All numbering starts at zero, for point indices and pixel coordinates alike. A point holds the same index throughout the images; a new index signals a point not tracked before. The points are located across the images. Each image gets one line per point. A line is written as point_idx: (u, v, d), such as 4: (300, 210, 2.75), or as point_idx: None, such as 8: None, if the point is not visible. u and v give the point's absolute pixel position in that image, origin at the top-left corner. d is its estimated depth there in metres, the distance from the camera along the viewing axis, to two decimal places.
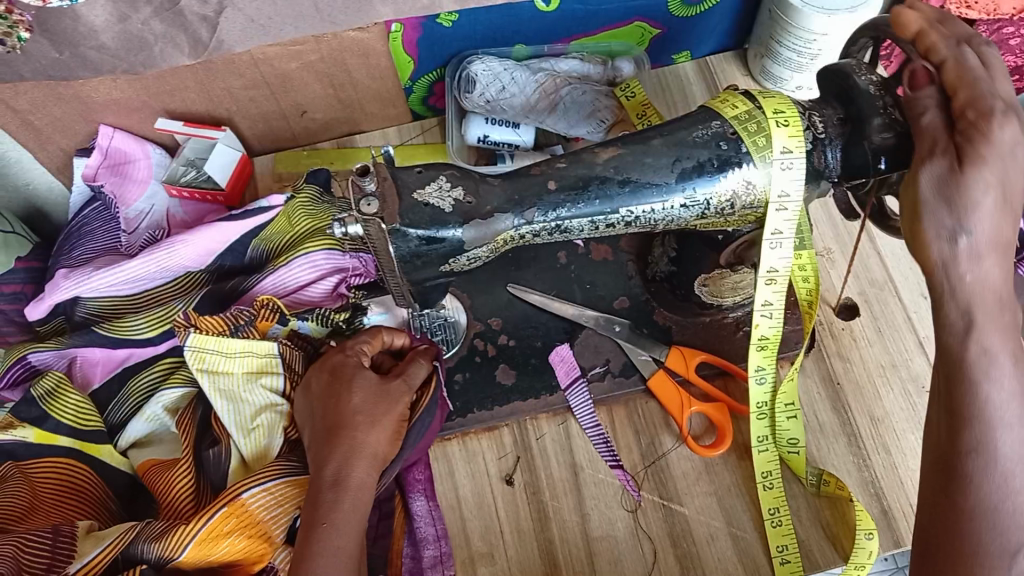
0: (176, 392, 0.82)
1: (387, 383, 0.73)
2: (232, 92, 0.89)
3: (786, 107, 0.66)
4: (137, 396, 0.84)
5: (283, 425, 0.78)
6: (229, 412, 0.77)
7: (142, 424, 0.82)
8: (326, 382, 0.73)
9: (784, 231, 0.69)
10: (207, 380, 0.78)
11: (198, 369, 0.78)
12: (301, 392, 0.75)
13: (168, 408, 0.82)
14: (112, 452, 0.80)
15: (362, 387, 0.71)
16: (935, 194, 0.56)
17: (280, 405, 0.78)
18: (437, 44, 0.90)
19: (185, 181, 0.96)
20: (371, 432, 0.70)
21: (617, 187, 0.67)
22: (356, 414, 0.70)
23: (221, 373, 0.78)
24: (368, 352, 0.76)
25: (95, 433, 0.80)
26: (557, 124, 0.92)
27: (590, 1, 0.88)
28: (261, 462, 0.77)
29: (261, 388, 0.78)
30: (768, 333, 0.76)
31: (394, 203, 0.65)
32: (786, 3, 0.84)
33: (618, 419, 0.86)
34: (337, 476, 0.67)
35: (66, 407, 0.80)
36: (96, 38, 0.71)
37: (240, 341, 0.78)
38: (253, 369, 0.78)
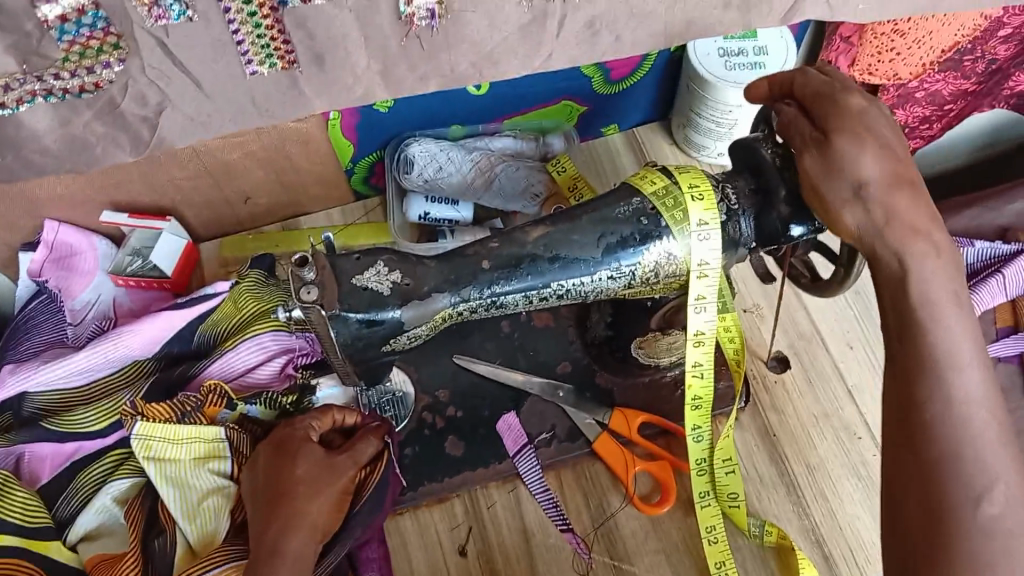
0: (125, 482, 0.83)
1: (334, 457, 0.74)
2: (175, 182, 0.92)
3: (700, 182, 0.71)
4: (87, 488, 0.84)
5: (230, 508, 0.78)
6: (176, 499, 0.78)
7: (91, 516, 0.82)
8: (271, 454, 0.74)
9: (707, 296, 0.73)
10: (153, 467, 0.79)
11: (144, 458, 0.79)
12: (247, 468, 0.75)
13: (118, 498, 0.83)
14: (61, 548, 0.80)
15: (306, 459, 0.73)
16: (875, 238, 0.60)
17: (227, 488, 0.79)
18: (375, 128, 0.94)
19: (132, 270, 0.98)
20: (312, 502, 0.70)
21: (547, 262, 0.71)
22: (299, 484, 0.71)
23: (168, 459, 0.80)
24: (316, 428, 0.76)
25: (40, 530, 0.79)
26: (494, 200, 0.96)
27: (517, 84, 0.93)
28: (208, 547, 0.77)
29: (208, 473, 0.79)
30: (701, 392, 0.79)
31: (334, 288, 0.68)
32: (700, 80, 0.90)
33: (567, 483, 0.89)
34: (274, 546, 0.67)
35: (11, 506, 0.79)
36: (39, 141, 0.72)
37: (187, 427, 0.80)
38: (201, 455, 0.80)
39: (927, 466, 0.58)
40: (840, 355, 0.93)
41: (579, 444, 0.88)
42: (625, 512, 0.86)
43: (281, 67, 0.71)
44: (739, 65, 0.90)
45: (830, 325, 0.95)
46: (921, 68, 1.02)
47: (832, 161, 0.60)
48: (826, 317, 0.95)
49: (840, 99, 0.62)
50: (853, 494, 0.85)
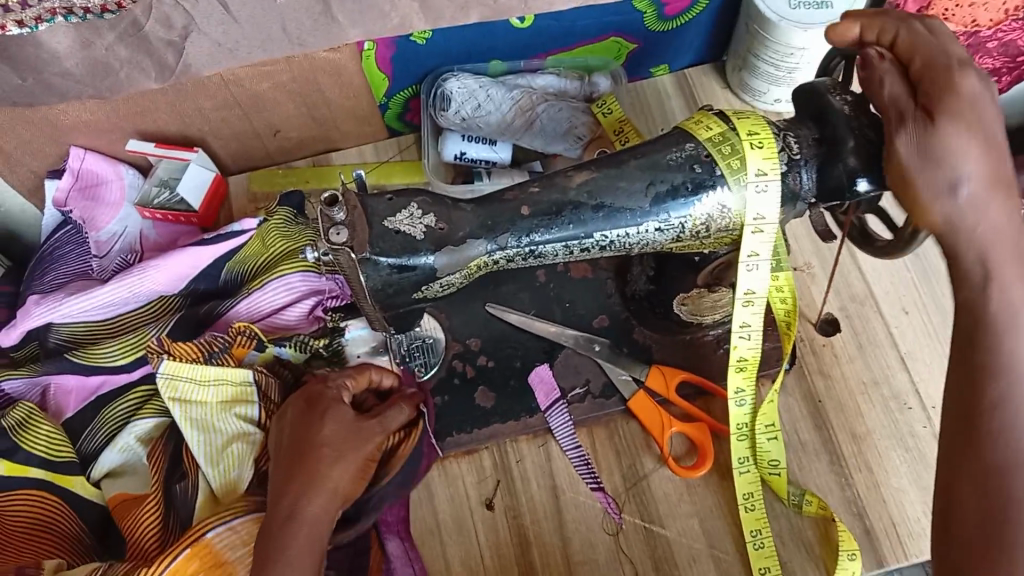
0: (149, 422, 0.81)
1: (362, 420, 0.70)
2: (203, 113, 0.88)
3: (760, 129, 0.66)
4: (111, 425, 0.83)
5: (254, 457, 0.76)
6: (201, 443, 0.76)
7: (115, 455, 0.80)
8: (300, 410, 0.70)
9: (760, 253, 0.68)
10: (178, 408, 0.77)
11: (170, 398, 0.77)
12: (275, 421, 0.72)
13: (141, 438, 0.81)
14: (84, 483, 0.79)
15: (334, 420, 0.69)
16: (917, 157, 0.56)
17: (253, 436, 0.77)
18: (412, 62, 0.89)
19: (158, 203, 0.94)
20: (335, 465, 0.66)
21: (591, 211, 0.66)
22: (323, 445, 0.67)
23: (194, 402, 0.78)
24: (348, 387, 0.73)
25: (66, 464, 0.79)
26: (534, 142, 0.91)
27: (564, 17, 0.86)
28: (230, 494, 0.75)
29: (235, 417, 0.77)
30: (746, 354, 0.75)
31: (364, 231, 0.64)
32: (763, 18, 0.83)
33: (599, 441, 0.85)
34: (292, 510, 0.64)
35: (37, 439, 0.79)
36: (59, 64, 0.69)
37: (215, 370, 0.77)
38: (228, 399, 0.78)
39: (988, 467, 0.54)
40: (895, 320, 0.88)
41: (613, 404, 0.85)
42: (658, 473, 0.83)
43: None
44: (804, 4, 0.82)
45: (885, 288, 0.89)
46: (1001, 15, 0.95)
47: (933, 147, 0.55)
48: (882, 280, 0.90)
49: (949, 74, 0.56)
50: (899, 467, 0.81)
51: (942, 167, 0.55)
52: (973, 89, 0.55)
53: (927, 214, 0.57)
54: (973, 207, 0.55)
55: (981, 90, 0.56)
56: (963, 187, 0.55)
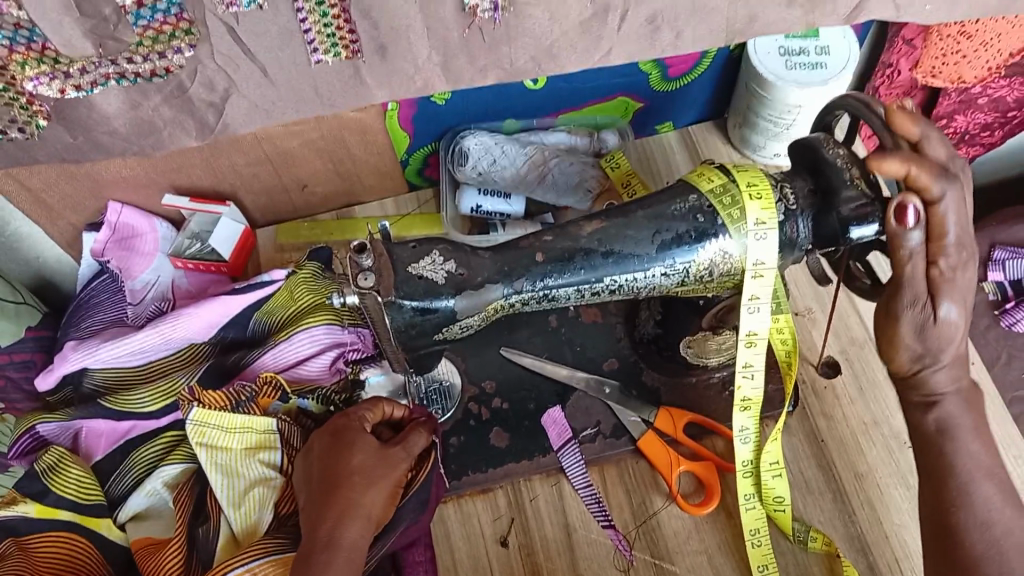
0: (176, 467, 0.85)
1: (387, 449, 0.74)
2: (236, 169, 0.94)
3: (759, 180, 0.71)
4: (140, 468, 0.87)
5: (275, 500, 0.79)
6: (224, 487, 0.79)
7: (142, 498, 0.84)
8: (328, 443, 0.73)
9: (760, 296, 0.72)
10: (205, 454, 0.80)
11: (198, 443, 0.81)
12: (302, 455, 0.75)
13: (168, 483, 0.85)
14: (111, 526, 0.83)
15: (363, 450, 0.72)
16: (915, 336, 0.65)
17: (272, 480, 0.80)
18: (433, 120, 0.95)
19: (190, 253, 1.00)
20: (367, 494, 0.70)
21: (600, 258, 0.71)
22: (354, 474, 0.70)
23: (220, 448, 0.81)
24: (369, 419, 0.76)
25: (95, 506, 0.83)
26: (547, 195, 0.97)
27: (574, 79, 0.93)
28: (250, 537, 0.78)
29: (258, 463, 0.81)
30: (751, 394, 0.78)
31: (389, 275, 0.68)
32: (760, 79, 0.90)
33: (609, 479, 0.88)
34: (330, 538, 0.67)
35: (68, 483, 0.83)
36: (108, 124, 0.75)
37: (242, 417, 0.82)
38: (252, 445, 0.82)
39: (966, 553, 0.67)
40: None
41: (622, 445, 0.88)
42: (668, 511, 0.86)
43: (345, 56, 0.72)
44: (799, 65, 0.89)
45: None
46: (987, 73, 1.01)
47: (929, 335, 0.64)
48: None
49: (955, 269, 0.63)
50: (902, 504, 0.84)
51: (925, 346, 0.65)
52: (966, 278, 0.63)
53: (896, 364, 0.67)
54: (943, 367, 0.66)
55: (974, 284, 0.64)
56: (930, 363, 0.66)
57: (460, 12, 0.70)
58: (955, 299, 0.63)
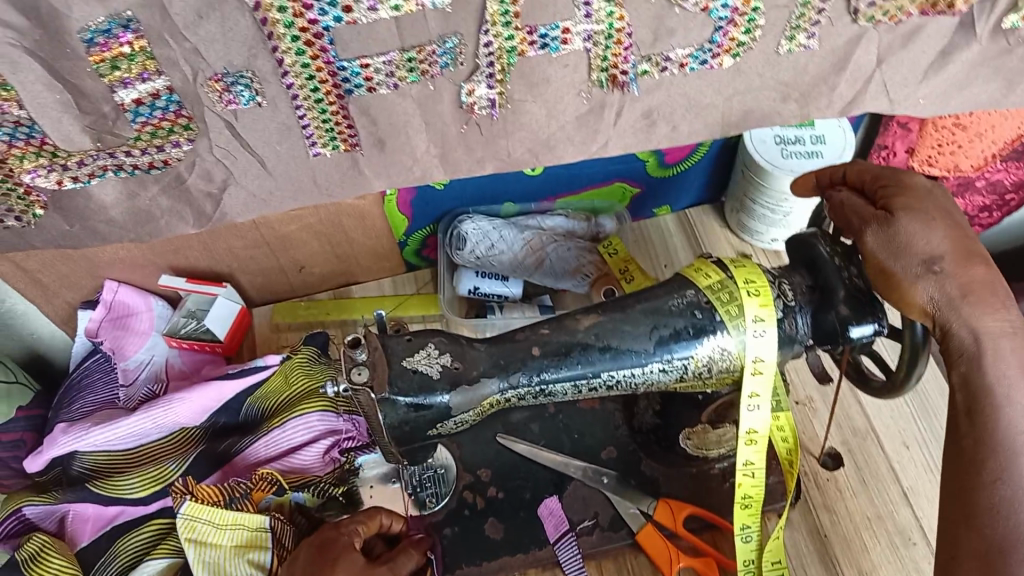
0: (162, 561, 0.82)
1: (372, 568, 0.73)
2: (234, 251, 0.94)
3: (756, 277, 0.70)
4: (125, 557, 0.84)
5: None
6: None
7: None
8: (313, 555, 0.72)
9: (760, 394, 0.71)
10: (193, 551, 0.79)
11: (187, 539, 0.79)
12: (286, 565, 0.73)
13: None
14: None
15: (348, 568, 0.70)
16: (884, 248, 0.62)
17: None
18: (430, 202, 0.95)
19: (185, 332, 1.00)
20: None
21: (597, 353, 0.70)
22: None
23: (209, 544, 0.80)
24: (360, 533, 0.75)
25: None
26: (544, 279, 0.96)
27: (572, 166, 0.93)
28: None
29: (248, 563, 0.79)
30: (751, 491, 0.77)
31: (384, 370, 0.68)
32: (757, 167, 0.90)
33: (608, 574, 0.86)
34: None
35: (50, 569, 0.81)
36: (106, 213, 0.75)
37: (234, 513, 0.80)
38: (242, 543, 0.80)
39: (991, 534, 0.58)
40: (897, 456, 0.90)
41: (618, 535, 0.86)
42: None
43: (344, 148, 0.73)
44: (795, 154, 0.90)
45: (886, 422, 0.92)
46: (983, 162, 1.01)
47: (899, 237, 0.61)
48: (883, 414, 0.92)
49: (905, 181, 0.65)
50: None
51: (912, 251, 0.61)
52: (924, 188, 0.65)
53: (912, 300, 0.61)
54: (952, 287, 0.60)
55: (929, 186, 0.65)
56: (939, 266, 0.61)
57: (458, 108, 0.71)
58: (908, 202, 0.63)
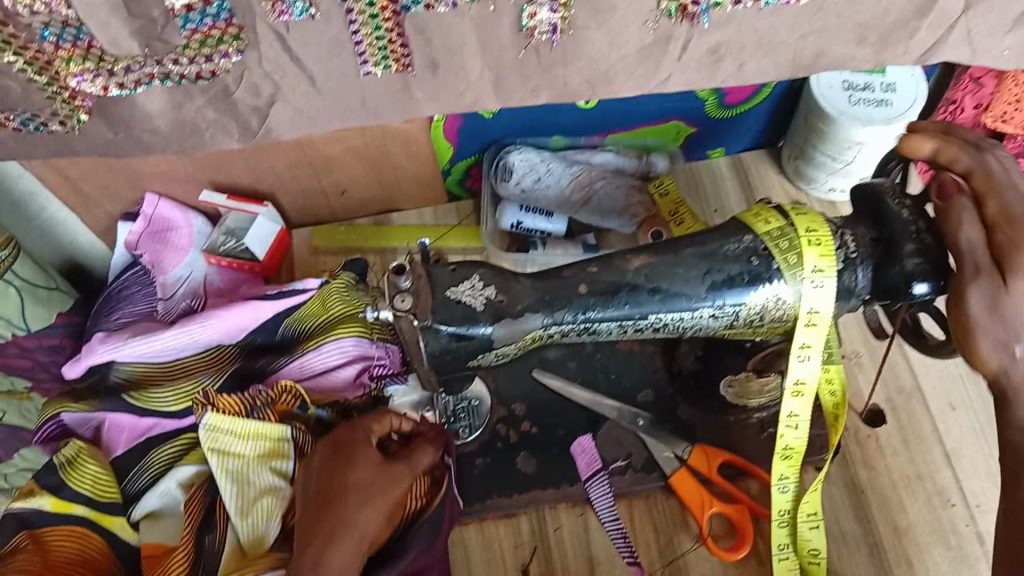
0: (192, 469, 0.84)
1: (390, 465, 0.70)
2: (276, 171, 0.92)
3: (819, 227, 0.68)
4: (157, 467, 0.86)
5: (282, 510, 0.77)
6: (233, 495, 0.78)
7: (155, 498, 0.83)
8: (327, 456, 0.70)
9: (811, 345, 0.70)
10: (216, 459, 0.79)
11: (210, 449, 0.80)
12: (302, 465, 0.71)
13: (183, 484, 0.83)
14: (124, 525, 0.82)
15: (362, 465, 0.68)
16: (986, 313, 0.59)
17: (282, 490, 0.79)
18: (477, 131, 0.92)
19: (225, 250, 0.99)
20: (363, 511, 0.66)
21: (647, 294, 0.68)
22: (352, 490, 0.66)
23: (232, 453, 0.80)
24: (375, 432, 0.72)
25: (109, 504, 0.83)
26: (590, 216, 0.94)
27: (628, 101, 0.90)
28: (259, 549, 0.76)
29: (270, 472, 0.80)
30: (793, 444, 0.76)
31: (427, 298, 0.67)
32: (822, 113, 0.86)
33: (638, 515, 0.86)
34: (315, 563, 0.62)
35: (84, 479, 0.83)
36: (151, 122, 0.73)
37: (256, 424, 0.81)
38: (264, 453, 0.81)
39: None
40: (942, 417, 0.88)
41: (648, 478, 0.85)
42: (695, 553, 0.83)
43: (395, 69, 0.70)
44: (864, 101, 0.86)
45: (933, 382, 0.90)
46: None
47: (1002, 305, 0.59)
48: (931, 373, 0.90)
49: None
50: (940, 564, 0.80)
51: (1009, 325, 0.59)
52: None
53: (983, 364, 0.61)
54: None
55: None
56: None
57: (517, 33, 0.68)
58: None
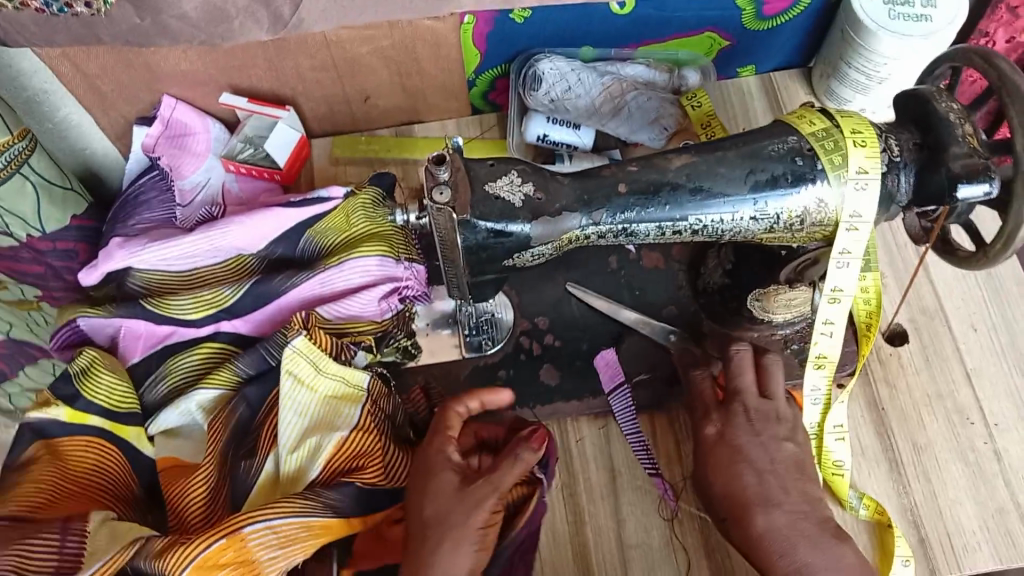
0: (212, 393, 0.83)
1: (467, 488, 0.66)
2: (300, 72, 0.90)
3: (864, 128, 0.67)
4: (173, 379, 0.86)
5: (326, 457, 0.76)
6: (291, 428, 0.77)
7: (174, 415, 0.83)
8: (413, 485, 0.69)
9: (853, 251, 0.70)
10: (290, 384, 0.78)
11: (288, 372, 0.78)
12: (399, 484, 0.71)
13: (203, 406, 0.83)
14: (140, 435, 0.82)
15: (437, 495, 0.66)
16: None
17: (334, 434, 0.77)
18: (507, 38, 0.90)
19: (243, 158, 0.96)
20: (442, 547, 0.64)
21: (688, 195, 0.67)
22: (427, 529, 0.65)
23: (306, 386, 0.79)
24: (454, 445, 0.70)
25: (128, 414, 0.82)
26: (618, 129, 0.93)
27: (664, 6, 0.87)
28: (293, 486, 0.76)
29: (335, 416, 0.79)
30: (826, 352, 0.77)
31: (466, 193, 0.65)
32: (859, 25, 0.85)
33: (659, 427, 0.86)
34: None
35: (98, 389, 0.81)
36: (179, 7, 0.71)
37: (340, 367, 0.80)
38: (339, 395, 0.80)
39: None
40: (964, 337, 0.88)
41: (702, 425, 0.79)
42: (765, 488, 0.73)
43: None
44: (903, 16, 0.84)
45: (956, 304, 0.90)
46: None
47: None
48: (954, 295, 0.90)
49: None
50: (958, 480, 0.81)
51: None
52: None
53: None
54: None
55: None
56: None
57: None
58: None
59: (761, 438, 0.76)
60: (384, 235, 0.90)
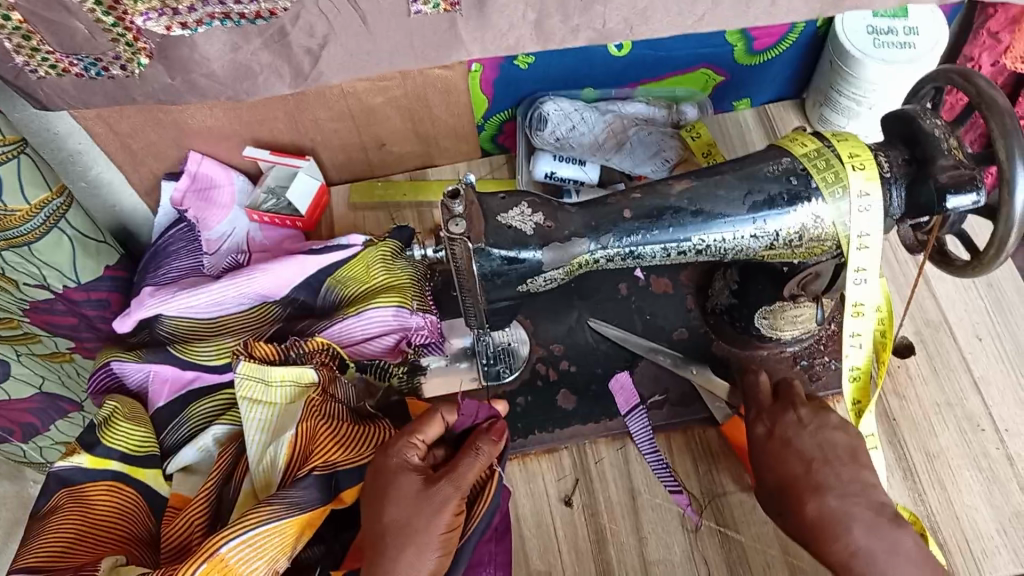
0: (226, 427, 0.86)
1: (432, 487, 0.69)
2: (319, 123, 0.95)
3: (859, 151, 0.70)
4: (195, 421, 0.89)
5: (288, 457, 0.79)
6: (255, 445, 0.82)
7: (193, 452, 0.86)
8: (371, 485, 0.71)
9: (867, 267, 0.73)
10: (246, 406, 0.83)
11: (241, 397, 0.83)
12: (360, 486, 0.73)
13: (220, 439, 0.86)
14: (156, 475, 0.85)
15: (398, 497, 0.68)
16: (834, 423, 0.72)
17: (283, 435, 0.79)
18: (511, 84, 0.96)
19: (267, 207, 1.02)
20: (404, 552, 0.66)
21: (690, 217, 0.71)
22: (390, 533, 0.67)
23: (262, 403, 0.84)
24: (416, 446, 0.73)
25: (143, 458, 0.85)
26: (623, 163, 0.97)
27: (659, 46, 0.93)
28: (265, 490, 0.80)
29: (271, 419, 0.83)
30: (859, 364, 0.80)
31: (481, 223, 0.69)
32: (845, 53, 0.90)
33: (677, 447, 0.89)
34: None
35: (117, 435, 0.85)
36: (207, 66, 0.76)
37: (282, 370, 0.84)
38: (293, 397, 0.84)
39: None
40: (969, 347, 0.91)
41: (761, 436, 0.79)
42: (816, 474, 0.73)
43: (444, 8, 0.73)
44: (887, 44, 0.89)
45: (959, 315, 0.93)
46: None
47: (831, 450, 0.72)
48: (956, 306, 0.93)
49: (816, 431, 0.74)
50: (972, 485, 0.83)
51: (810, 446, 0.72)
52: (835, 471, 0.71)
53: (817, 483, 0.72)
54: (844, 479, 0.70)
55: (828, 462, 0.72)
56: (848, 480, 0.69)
57: None
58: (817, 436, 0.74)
59: (809, 431, 0.76)
60: (401, 287, 0.94)
